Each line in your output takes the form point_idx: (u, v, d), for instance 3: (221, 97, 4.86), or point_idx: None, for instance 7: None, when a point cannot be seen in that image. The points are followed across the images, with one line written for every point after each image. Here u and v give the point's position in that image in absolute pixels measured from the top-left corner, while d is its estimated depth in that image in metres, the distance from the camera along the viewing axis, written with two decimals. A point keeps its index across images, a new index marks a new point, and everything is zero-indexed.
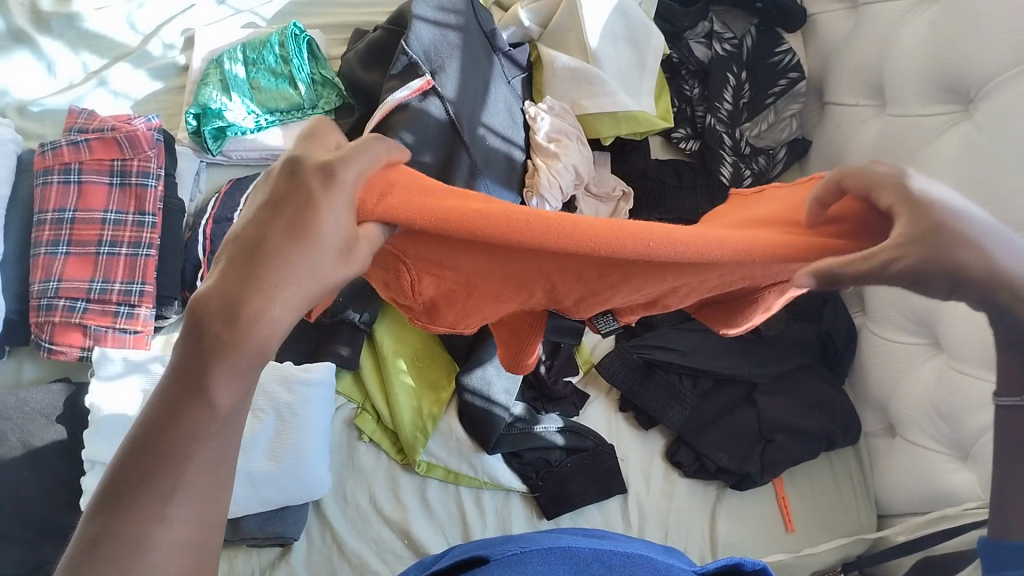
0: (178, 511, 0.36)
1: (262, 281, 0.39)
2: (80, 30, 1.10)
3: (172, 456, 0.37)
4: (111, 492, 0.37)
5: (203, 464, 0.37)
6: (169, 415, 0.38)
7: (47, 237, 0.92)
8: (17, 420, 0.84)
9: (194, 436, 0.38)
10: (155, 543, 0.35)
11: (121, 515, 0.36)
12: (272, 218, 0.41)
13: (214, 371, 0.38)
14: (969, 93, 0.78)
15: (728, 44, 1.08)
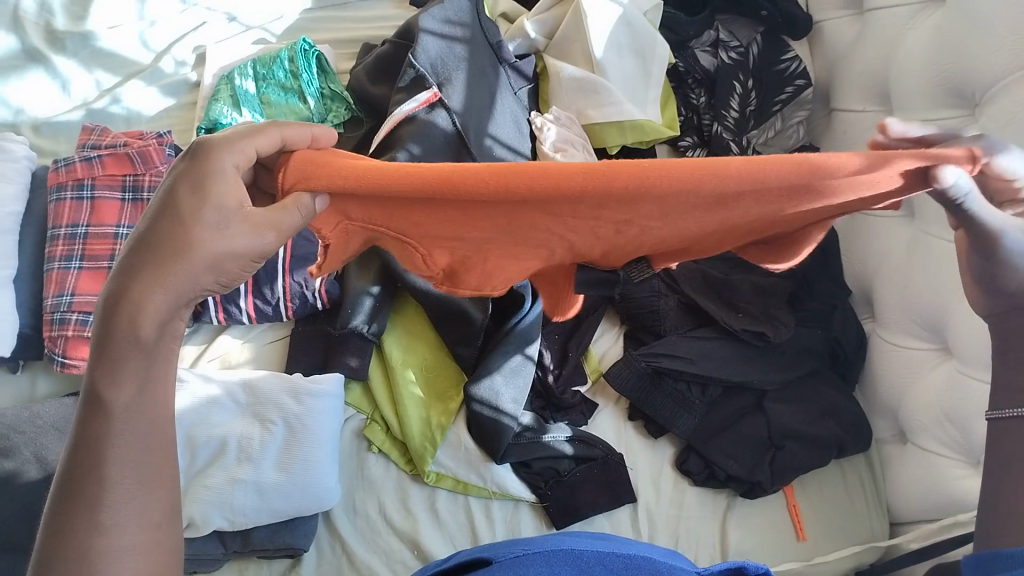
0: (110, 518, 0.48)
1: (148, 290, 0.50)
2: (94, 49, 1.12)
3: (97, 468, 0.48)
4: (63, 503, 0.48)
5: (133, 471, 0.49)
6: (87, 438, 0.49)
7: (60, 251, 0.93)
8: (32, 432, 0.85)
9: (113, 455, 0.48)
10: (108, 551, 0.47)
11: (64, 534, 0.47)
12: (155, 226, 0.50)
13: (113, 392, 0.49)
14: (973, 96, 0.78)
15: (734, 52, 1.09)
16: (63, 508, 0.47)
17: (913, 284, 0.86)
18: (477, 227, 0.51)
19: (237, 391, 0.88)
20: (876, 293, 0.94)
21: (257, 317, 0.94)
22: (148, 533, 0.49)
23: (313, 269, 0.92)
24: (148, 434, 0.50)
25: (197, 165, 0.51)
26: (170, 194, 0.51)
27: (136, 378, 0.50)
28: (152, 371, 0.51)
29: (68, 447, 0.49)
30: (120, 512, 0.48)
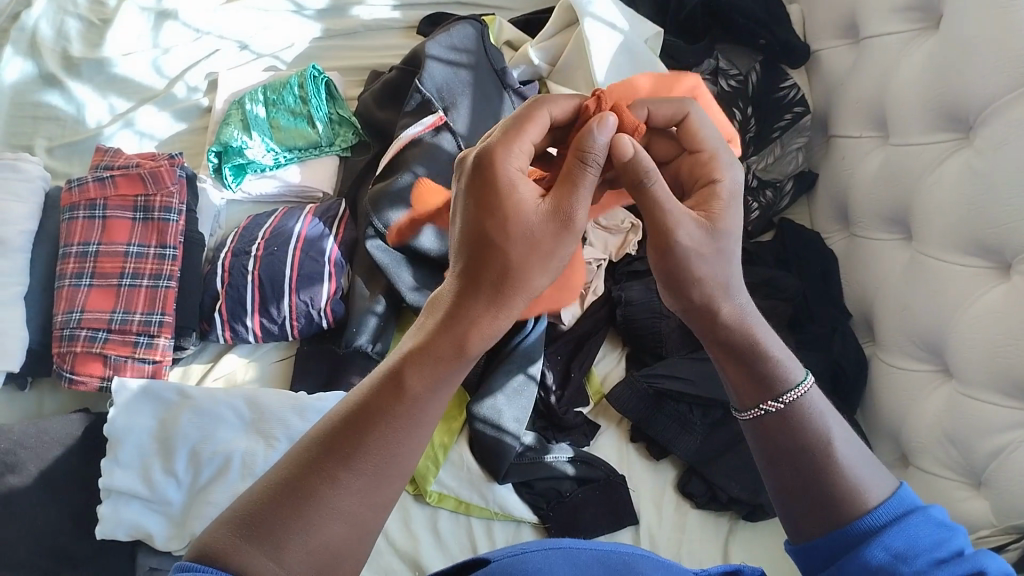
0: (347, 475, 0.46)
1: (468, 323, 0.51)
2: (109, 75, 1.15)
3: (363, 424, 0.47)
4: (326, 446, 0.47)
5: (366, 472, 0.46)
6: (374, 418, 0.48)
7: (71, 269, 0.95)
8: (37, 448, 0.86)
9: (385, 449, 0.47)
10: (328, 499, 0.45)
11: (303, 492, 0.45)
12: (470, 281, 0.51)
13: (415, 388, 0.49)
14: (967, 120, 0.80)
15: (733, 80, 1.10)
16: (301, 474, 0.45)
17: (912, 307, 0.87)
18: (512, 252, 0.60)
19: (241, 407, 0.87)
20: (876, 316, 0.94)
21: (264, 337, 0.95)
22: (363, 508, 0.46)
23: (320, 289, 0.94)
24: (414, 453, 0.48)
25: (484, 172, 0.52)
26: (472, 197, 0.53)
27: (435, 387, 0.49)
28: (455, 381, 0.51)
29: (342, 410, 0.49)
30: (343, 492, 0.45)
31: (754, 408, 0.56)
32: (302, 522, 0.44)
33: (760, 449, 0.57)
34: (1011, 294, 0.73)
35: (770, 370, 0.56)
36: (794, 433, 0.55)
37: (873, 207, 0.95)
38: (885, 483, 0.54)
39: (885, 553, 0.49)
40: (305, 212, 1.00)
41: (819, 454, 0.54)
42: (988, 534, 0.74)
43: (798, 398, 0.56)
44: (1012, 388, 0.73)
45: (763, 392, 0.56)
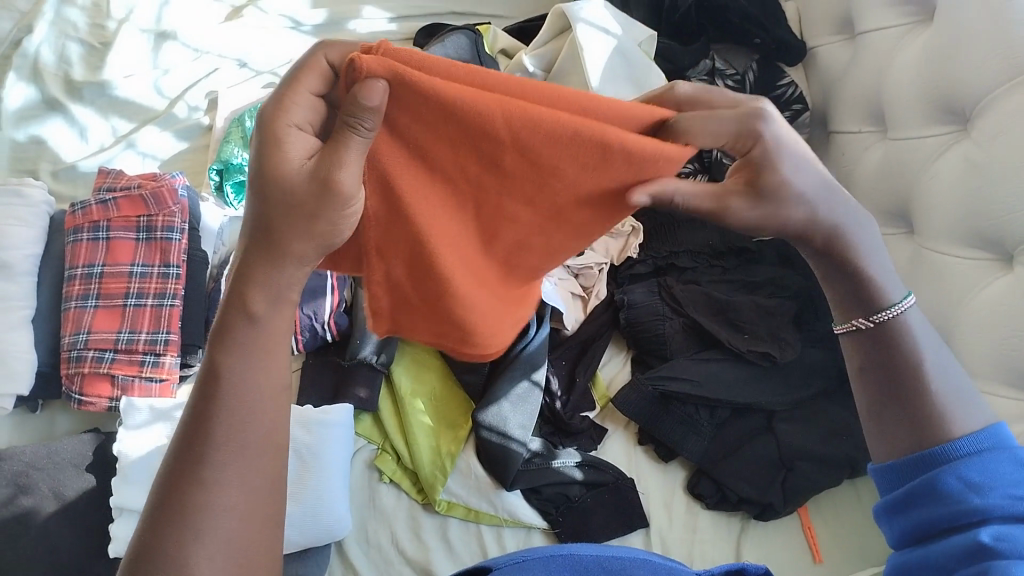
0: (213, 476, 0.49)
1: (245, 280, 0.52)
2: (110, 97, 1.17)
3: (200, 430, 0.50)
4: (180, 458, 0.50)
5: (228, 464, 0.50)
6: (207, 409, 0.51)
7: (77, 291, 0.96)
8: (49, 469, 0.87)
9: (226, 438, 0.50)
10: (205, 504, 0.49)
11: (181, 509, 0.48)
12: (253, 244, 0.52)
13: (233, 374, 0.51)
14: (964, 112, 0.79)
15: (730, 80, 1.11)
16: (173, 487, 0.49)
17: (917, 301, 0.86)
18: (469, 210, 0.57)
19: None
20: None
21: None
22: (247, 494, 0.51)
23: (323, 301, 0.94)
24: (260, 425, 0.52)
25: (263, 135, 0.49)
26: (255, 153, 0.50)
27: (254, 371, 0.52)
28: (270, 350, 0.53)
29: (184, 416, 0.52)
30: (216, 492, 0.49)
31: (850, 321, 0.60)
32: (194, 530, 0.48)
33: (852, 364, 0.61)
34: (1014, 285, 0.73)
35: (861, 285, 0.59)
36: (891, 356, 0.58)
37: (874, 203, 0.94)
38: (975, 414, 0.55)
39: (960, 481, 0.52)
40: None
41: (905, 376, 0.57)
42: None
43: (890, 319, 0.58)
44: (1020, 380, 0.72)
45: (855, 309, 0.59)
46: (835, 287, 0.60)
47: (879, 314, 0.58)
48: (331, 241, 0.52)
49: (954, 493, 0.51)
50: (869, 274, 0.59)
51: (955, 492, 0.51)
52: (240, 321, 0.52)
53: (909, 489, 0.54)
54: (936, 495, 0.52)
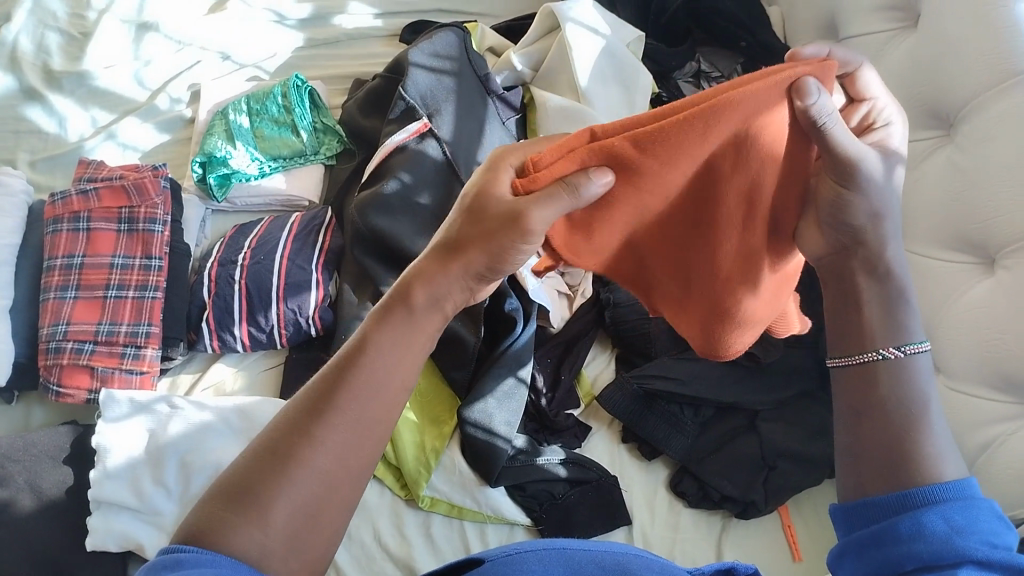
0: (325, 434, 0.46)
1: (407, 285, 0.52)
2: (90, 87, 1.15)
3: (337, 386, 0.48)
4: (298, 413, 0.47)
5: (342, 427, 0.47)
6: (344, 369, 0.49)
7: (56, 281, 0.95)
8: (25, 461, 0.85)
9: (351, 405, 0.48)
10: (305, 460, 0.46)
11: (282, 457, 0.45)
12: (432, 259, 0.54)
13: (377, 341, 0.50)
14: (950, 117, 0.81)
15: (716, 82, 1.13)
16: (286, 436, 0.46)
17: None
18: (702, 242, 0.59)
19: (230, 417, 0.86)
20: None
21: (252, 346, 0.94)
22: (340, 464, 0.47)
23: (308, 296, 0.93)
24: (388, 403, 0.49)
25: (483, 176, 0.54)
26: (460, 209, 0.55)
27: (393, 356, 0.50)
28: (418, 335, 0.52)
29: (325, 372, 0.49)
30: (321, 451, 0.46)
31: (869, 353, 0.54)
32: (286, 480, 0.45)
33: (846, 405, 0.55)
34: (996, 289, 0.74)
35: (890, 317, 0.55)
36: (871, 395, 0.54)
37: None
38: (954, 464, 0.51)
39: (943, 522, 0.47)
40: (293, 220, 1.00)
41: (914, 413, 0.52)
42: None
43: (917, 354, 0.54)
44: (1001, 382, 0.73)
45: (847, 344, 0.56)
46: (848, 319, 0.56)
47: (904, 348, 0.54)
48: (489, 273, 0.53)
49: (937, 536, 0.46)
50: (903, 308, 0.55)
51: (939, 534, 0.46)
52: (394, 302, 0.52)
53: (883, 527, 0.48)
54: (918, 534, 0.47)
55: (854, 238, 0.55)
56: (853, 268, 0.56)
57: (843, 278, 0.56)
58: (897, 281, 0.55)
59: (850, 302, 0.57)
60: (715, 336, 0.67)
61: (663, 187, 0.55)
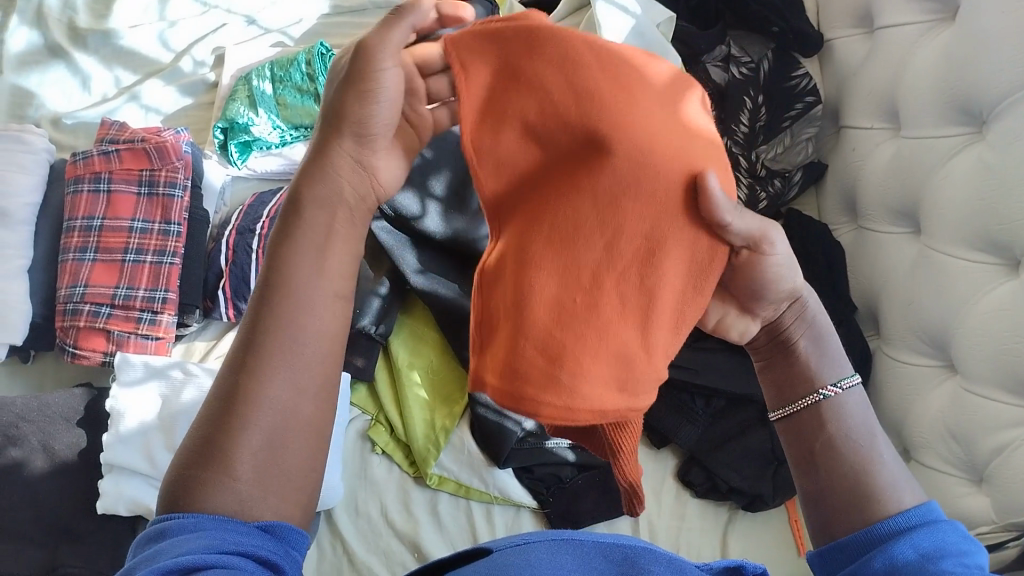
0: (271, 374, 0.46)
1: (296, 208, 0.51)
2: (114, 47, 1.14)
3: (268, 321, 0.47)
4: (240, 354, 0.47)
5: (284, 360, 0.47)
6: (263, 309, 0.48)
7: (75, 243, 0.95)
8: (40, 422, 0.86)
9: (283, 337, 0.47)
10: (254, 397, 0.45)
11: (233, 399, 0.45)
12: (321, 160, 0.51)
13: (288, 269, 0.49)
14: (981, 115, 0.79)
15: (744, 68, 1.10)
16: (233, 379, 0.46)
17: (919, 301, 0.86)
18: (581, 193, 0.50)
19: None
20: (882, 309, 0.94)
21: None
22: (293, 394, 0.46)
23: None
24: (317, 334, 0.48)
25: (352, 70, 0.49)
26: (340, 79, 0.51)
27: (305, 278, 0.49)
28: (327, 249, 0.50)
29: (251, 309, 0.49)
30: (270, 384, 0.46)
31: (809, 395, 0.53)
32: (245, 417, 0.45)
33: (795, 454, 0.54)
34: (1019, 291, 0.73)
35: (823, 358, 0.54)
36: (818, 431, 0.52)
37: (882, 201, 0.94)
38: (909, 492, 0.50)
39: (913, 550, 0.45)
40: (312, 190, 0.99)
41: (863, 445, 0.51)
42: (987, 530, 0.75)
43: (852, 390, 0.53)
44: (1015, 384, 0.72)
45: (784, 391, 0.55)
46: (786, 371, 0.55)
47: (840, 384, 0.54)
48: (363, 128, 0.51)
49: (911, 564, 0.44)
50: (830, 345, 0.55)
51: (911, 562, 0.44)
52: (291, 231, 0.50)
53: (858, 567, 0.46)
54: (892, 567, 0.44)
55: (789, 304, 0.54)
56: (787, 335, 0.55)
57: (778, 341, 0.55)
58: (825, 328, 0.55)
59: (782, 353, 0.55)
60: (566, 362, 0.49)
61: (586, 88, 0.48)
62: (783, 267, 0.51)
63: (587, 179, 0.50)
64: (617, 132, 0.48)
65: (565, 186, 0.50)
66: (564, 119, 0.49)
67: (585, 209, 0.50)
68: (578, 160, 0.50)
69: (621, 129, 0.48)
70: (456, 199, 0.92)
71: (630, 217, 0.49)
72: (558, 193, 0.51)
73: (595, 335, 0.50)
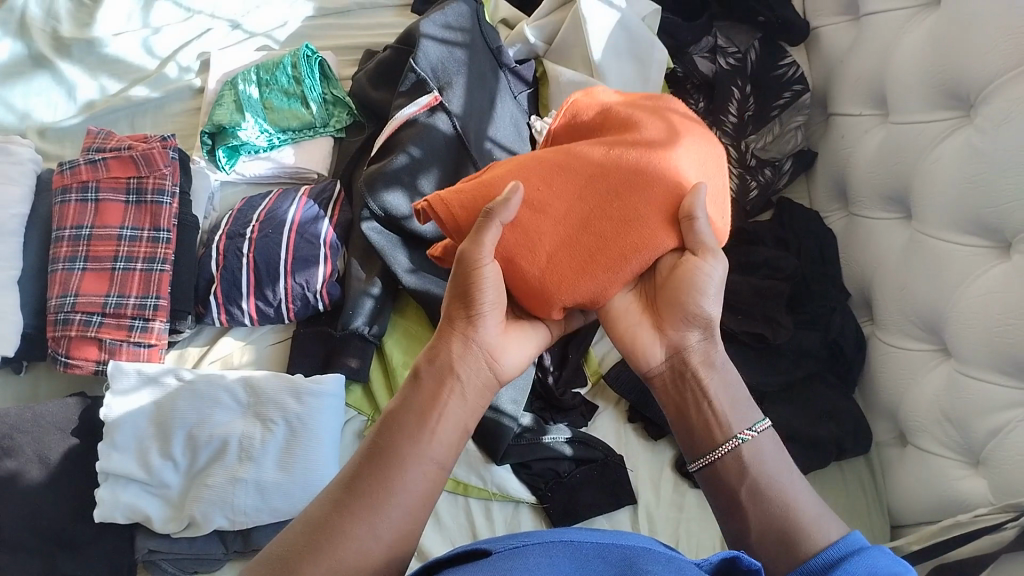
0: (369, 515, 0.51)
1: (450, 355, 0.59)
2: (100, 55, 1.14)
3: (388, 464, 0.53)
4: (354, 487, 0.52)
5: (376, 504, 0.51)
6: (374, 450, 0.54)
7: (64, 252, 0.94)
8: (34, 432, 0.85)
9: (383, 483, 0.52)
10: (348, 535, 0.49)
11: (328, 530, 0.50)
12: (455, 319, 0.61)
13: (397, 418, 0.56)
14: (968, 98, 0.79)
15: (732, 58, 1.11)
16: (335, 513, 0.51)
17: (911, 285, 0.86)
18: (586, 156, 0.64)
19: (237, 390, 0.87)
20: (875, 294, 0.94)
21: (259, 320, 0.95)
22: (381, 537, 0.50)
23: (316, 271, 0.93)
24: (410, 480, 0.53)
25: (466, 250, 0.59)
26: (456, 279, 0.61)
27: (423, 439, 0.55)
28: (438, 405, 0.57)
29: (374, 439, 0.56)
30: (360, 524, 0.50)
31: (729, 440, 0.58)
32: (328, 550, 0.48)
33: (719, 497, 0.58)
34: (1011, 273, 0.73)
35: (738, 406, 0.61)
36: (744, 478, 0.57)
37: (872, 186, 0.94)
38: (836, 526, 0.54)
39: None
40: (302, 193, 0.99)
41: (783, 484, 0.56)
42: (986, 512, 0.73)
43: (764, 432, 0.59)
44: (1009, 365, 0.73)
45: (703, 443, 0.60)
46: (698, 416, 0.61)
47: (754, 428, 0.59)
48: (477, 318, 0.60)
49: None
50: (740, 395, 0.61)
51: None
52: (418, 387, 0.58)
53: None
54: None
55: (702, 340, 0.62)
56: (692, 364, 0.62)
57: (687, 379, 0.62)
58: (728, 373, 0.62)
59: (697, 395, 0.61)
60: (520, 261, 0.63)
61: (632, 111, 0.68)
62: (709, 282, 0.61)
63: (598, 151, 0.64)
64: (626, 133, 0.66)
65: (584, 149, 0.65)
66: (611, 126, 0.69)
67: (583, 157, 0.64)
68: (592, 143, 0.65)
69: (666, 129, 0.66)
70: None
71: (611, 170, 0.63)
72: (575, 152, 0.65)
73: (553, 255, 0.62)
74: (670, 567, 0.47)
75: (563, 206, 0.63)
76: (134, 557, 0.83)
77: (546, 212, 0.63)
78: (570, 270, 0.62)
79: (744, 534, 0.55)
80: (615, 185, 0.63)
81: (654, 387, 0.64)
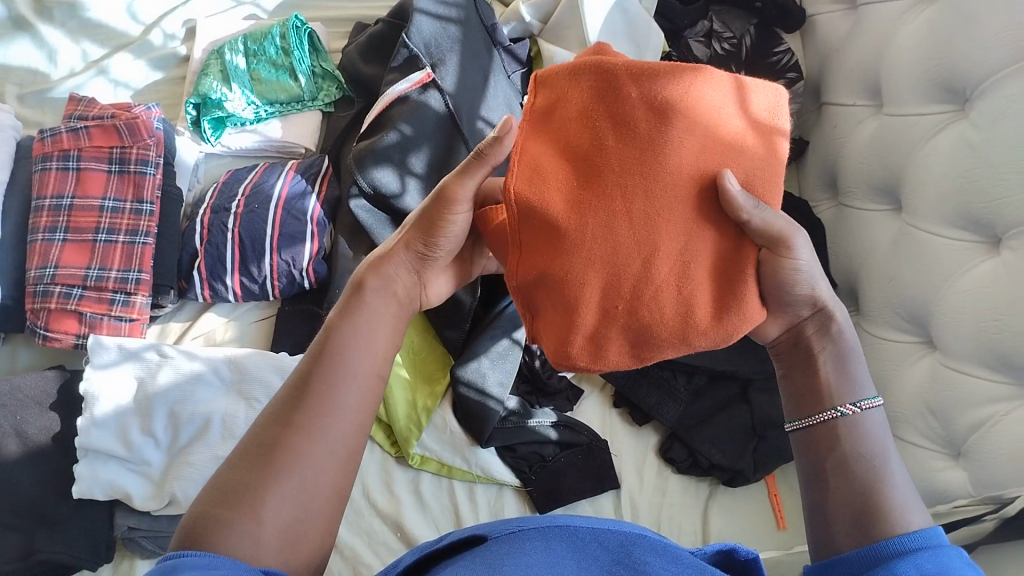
0: (315, 437, 0.48)
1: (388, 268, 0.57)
2: (82, 20, 1.11)
3: (330, 374, 0.51)
4: (293, 403, 0.49)
5: (328, 417, 0.49)
6: (317, 362, 0.51)
7: (44, 223, 0.92)
8: (11, 405, 0.84)
9: (326, 398, 0.49)
10: (294, 454, 0.47)
11: (271, 452, 0.47)
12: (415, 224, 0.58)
13: (343, 334, 0.53)
14: (964, 92, 0.78)
15: (727, 43, 1.10)
16: (275, 433, 0.48)
17: (900, 277, 0.86)
18: (620, 243, 0.49)
19: (221, 368, 0.86)
20: (862, 285, 0.94)
21: (243, 296, 0.94)
22: (328, 454, 0.48)
23: (302, 248, 0.92)
24: (351, 390, 0.51)
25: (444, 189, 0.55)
26: (424, 211, 0.57)
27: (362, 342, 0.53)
28: (379, 326, 0.55)
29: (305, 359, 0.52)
30: (311, 445, 0.48)
31: (829, 411, 0.57)
32: (276, 473, 0.46)
33: (807, 463, 0.58)
34: (1000, 269, 0.73)
35: (847, 375, 0.58)
36: (835, 450, 0.56)
37: (863, 178, 0.94)
38: (920, 518, 0.52)
39: (914, 569, 0.46)
40: (289, 168, 0.98)
41: (877, 466, 0.54)
42: (965, 505, 0.75)
43: (871, 410, 0.57)
44: (995, 361, 0.73)
45: (805, 407, 0.59)
46: (806, 382, 0.59)
47: (860, 403, 0.57)
48: (430, 253, 0.58)
49: None
50: (855, 365, 0.58)
51: None
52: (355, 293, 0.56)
53: None
54: None
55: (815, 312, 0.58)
56: (809, 334, 0.59)
57: (799, 346, 0.59)
58: (848, 343, 0.59)
59: (808, 364, 0.59)
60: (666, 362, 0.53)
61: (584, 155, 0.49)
62: (801, 273, 0.54)
63: (623, 232, 0.48)
64: (612, 188, 0.48)
65: (611, 239, 0.49)
66: (585, 195, 0.49)
67: (624, 240, 0.49)
68: (604, 224, 0.48)
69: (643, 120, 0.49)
70: (436, 176, 0.91)
71: (660, 236, 0.48)
72: (609, 250, 0.49)
73: (690, 341, 0.51)
74: (665, 555, 0.47)
75: (661, 304, 0.49)
76: (114, 534, 0.82)
77: (644, 322, 0.50)
78: (720, 341, 0.51)
79: (821, 502, 0.55)
80: (682, 240, 0.49)
81: (774, 350, 0.62)
